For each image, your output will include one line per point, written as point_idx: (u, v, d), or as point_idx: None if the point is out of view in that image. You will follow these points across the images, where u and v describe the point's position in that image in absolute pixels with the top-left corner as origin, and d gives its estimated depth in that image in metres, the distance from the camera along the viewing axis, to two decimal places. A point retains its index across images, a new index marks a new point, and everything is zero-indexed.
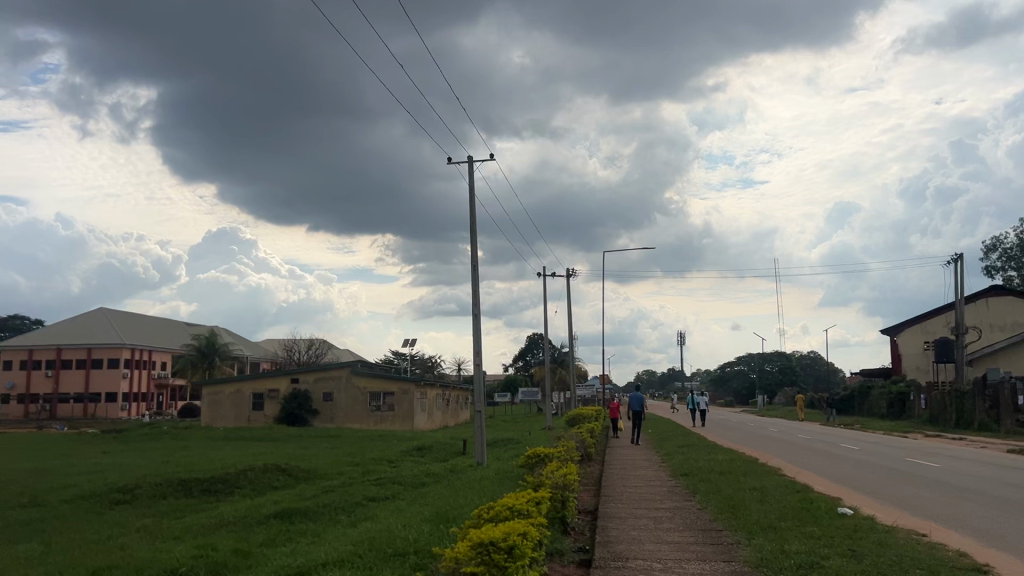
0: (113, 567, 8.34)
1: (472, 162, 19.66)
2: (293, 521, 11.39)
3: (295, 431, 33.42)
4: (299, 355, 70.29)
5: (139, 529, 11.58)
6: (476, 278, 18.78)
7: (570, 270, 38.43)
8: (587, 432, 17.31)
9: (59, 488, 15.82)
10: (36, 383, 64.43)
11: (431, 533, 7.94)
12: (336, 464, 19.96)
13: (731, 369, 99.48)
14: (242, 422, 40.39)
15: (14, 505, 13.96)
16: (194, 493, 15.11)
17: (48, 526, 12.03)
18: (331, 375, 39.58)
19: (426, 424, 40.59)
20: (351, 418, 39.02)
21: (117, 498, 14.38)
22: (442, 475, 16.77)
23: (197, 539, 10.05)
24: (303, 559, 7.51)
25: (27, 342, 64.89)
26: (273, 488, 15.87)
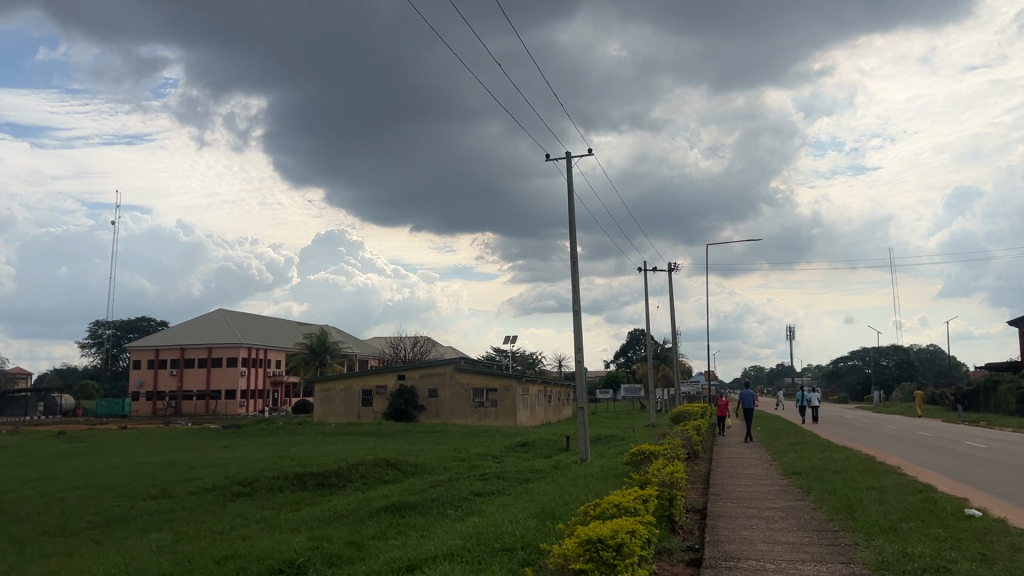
0: (237, 556, 8.74)
1: (570, 159, 19.59)
2: (403, 515, 11.64)
3: (401, 427, 34.17)
4: (405, 352, 71.94)
5: (258, 520, 12.10)
6: (577, 274, 18.74)
7: (672, 264, 37.84)
8: (694, 429, 16.99)
9: (185, 481, 16.74)
10: (163, 380, 68.32)
11: (538, 530, 7.96)
12: (442, 459, 20.34)
13: (845, 364, 95.78)
14: (352, 417, 41.60)
15: (146, 496, 14.84)
16: (309, 486, 15.67)
17: (176, 516, 12.72)
18: (436, 371, 40.35)
19: (529, 420, 40.80)
20: (455, 414, 39.61)
21: (239, 490, 15.07)
22: (546, 471, 16.77)
23: (312, 531, 10.40)
24: (414, 552, 7.66)
25: (154, 342, 68.91)
26: (383, 482, 16.28)
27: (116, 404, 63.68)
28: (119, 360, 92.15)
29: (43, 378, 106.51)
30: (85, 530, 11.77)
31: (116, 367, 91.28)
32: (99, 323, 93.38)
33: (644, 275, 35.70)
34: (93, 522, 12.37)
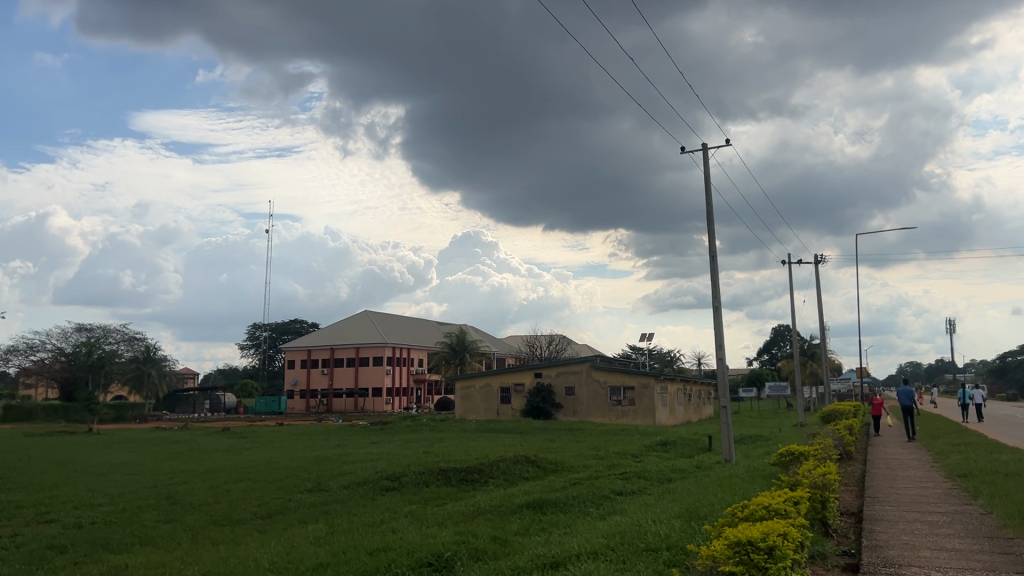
0: (387, 548, 9.06)
1: (705, 150, 19.18)
2: (545, 513, 11.71)
3: (539, 424, 34.42)
4: (541, 351, 72.42)
5: (405, 514, 12.52)
6: (716, 269, 18.26)
7: (817, 255, 36.23)
8: (845, 428, 16.21)
9: (337, 475, 17.59)
10: (315, 379, 71.95)
11: (683, 531, 7.82)
12: (582, 457, 20.31)
13: (1014, 359, 88.64)
14: (491, 415, 42.31)
15: (303, 489, 15.68)
16: (453, 482, 16.04)
17: (330, 509, 13.34)
18: (572, 369, 40.45)
19: (668, 419, 40.09)
20: (592, 412, 39.52)
21: (387, 485, 15.66)
22: (688, 471, 16.45)
23: (458, 526, 10.64)
24: (558, 550, 7.69)
25: (306, 343, 72.66)
26: (524, 479, 16.46)
27: (274, 403, 67.55)
28: (275, 360, 97.72)
29: (209, 377, 114.39)
30: (248, 521, 12.55)
31: (273, 367, 96.80)
32: (256, 325, 99.31)
33: (787, 267, 34.38)
34: (255, 513, 13.16)
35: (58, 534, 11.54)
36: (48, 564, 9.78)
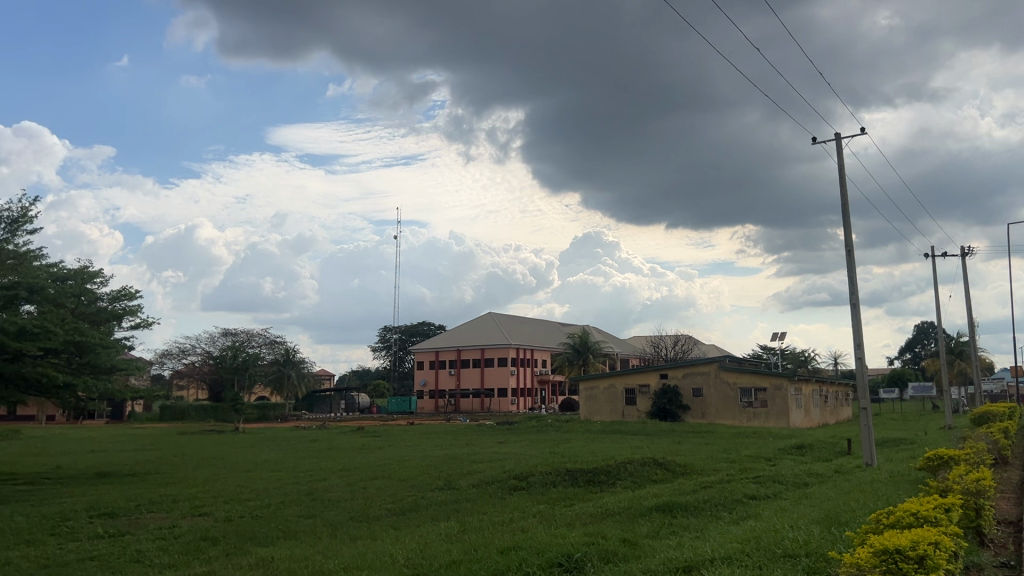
0: (518, 547, 9.17)
1: (838, 140, 18.38)
2: (675, 515, 11.54)
3: (666, 426, 33.92)
4: (667, 352, 71.25)
5: (534, 514, 12.61)
6: (852, 264, 17.47)
7: (964, 247, 34.03)
8: (1000, 432, 15.12)
9: (467, 474, 17.96)
10: (442, 380, 73.59)
11: (823, 536, 7.51)
12: (713, 460, 19.84)
13: None
14: (616, 416, 42.01)
15: (435, 487, 16.10)
16: (580, 482, 16.02)
17: (461, 507, 13.61)
18: (700, 370, 39.62)
19: (803, 421, 38.59)
20: (722, 413, 38.56)
21: (515, 484, 15.82)
22: (826, 476, 15.79)
23: (587, 527, 10.66)
24: (690, 554, 7.56)
25: (433, 344, 74.44)
26: (652, 482, 16.24)
27: (405, 403, 69.62)
28: (405, 362, 100.69)
29: (343, 378, 119.17)
30: (383, 517, 12.96)
31: (403, 368, 99.81)
32: (386, 328, 102.65)
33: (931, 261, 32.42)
34: (390, 511, 13.58)
35: (211, 526, 12.29)
36: (203, 554, 10.44)
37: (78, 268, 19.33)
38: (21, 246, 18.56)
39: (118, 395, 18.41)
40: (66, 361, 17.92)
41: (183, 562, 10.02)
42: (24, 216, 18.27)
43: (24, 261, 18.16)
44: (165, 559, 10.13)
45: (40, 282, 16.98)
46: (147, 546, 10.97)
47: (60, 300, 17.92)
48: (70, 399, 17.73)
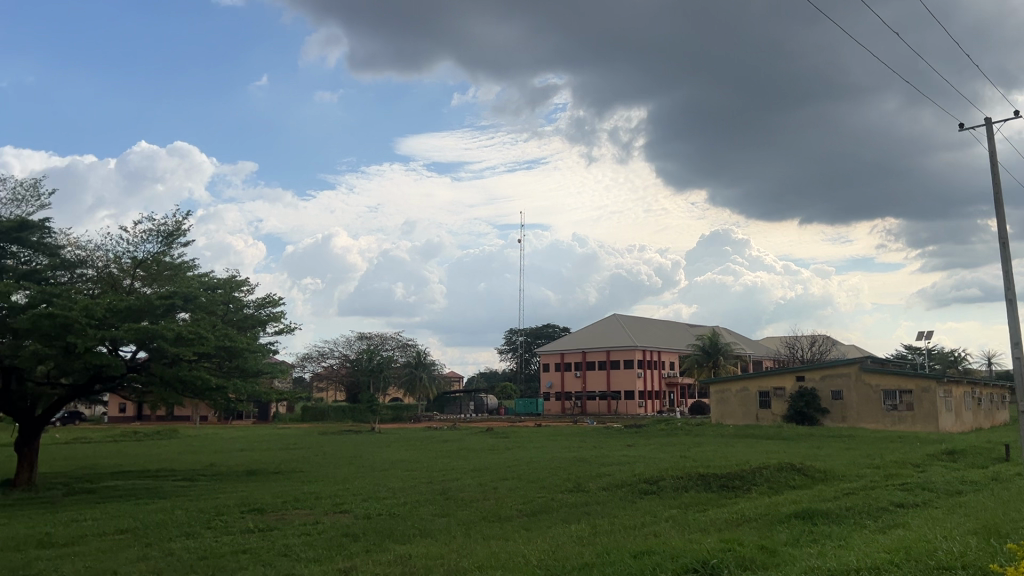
0: (651, 552, 9.05)
1: (988, 125, 17.20)
2: (815, 523, 11.08)
3: (804, 430, 32.65)
4: (802, 353, 68.58)
5: (667, 519, 12.41)
6: (1007, 258, 16.29)
7: None
8: None
9: (597, 476, 17.89)
10: (569, 382, 73.66)
11: (981, 549, 7.03)
12: (855, 466, 18.93)
13: None
14: (750, 420, 40.78)
15: (565, 490, 16.11)
16: (713, 487, 15.63)
17: (591, 510, 13.58)
18: (839, 372, 37.92)
19: (955, 425, 36.26)
20: (864, 417, 36.75)
21: (646, 488, 15.64)
22: (983, 484, 14.75)
23: (721, 533, 10.41)
24: (833, 563, 7.24)
25: (559, 347, 74.62)
26: (790, 488, 15.67)
27: (532, 404, 70.13)
28: (531, 364, 101.46)
29: (472, 381, 121.33)
30: (515, 517, 13.11)
31: (529, 370, 100.58)
32: (513, 331, 103.82)
33: None
34: (521, 511, 13.72)
35: (352, 523, 12.80)
36: (346, 550, 10.89)
37: (225, 277, 20.58)
38: (176, 258, 19.94)
39: (264, 397, 19.47)
40: (217, 364, 19.15)
41: (326, 556, 10.49)
42: (178, 230, 19.60)
43: (179, 273, 19.50)
44: (310, 554, 10.63)
45: (193, 291, 18.16)
46: (293, 541, 11.53)
47: (210, 307, 19.10)
48: (221, 400, 18.88)
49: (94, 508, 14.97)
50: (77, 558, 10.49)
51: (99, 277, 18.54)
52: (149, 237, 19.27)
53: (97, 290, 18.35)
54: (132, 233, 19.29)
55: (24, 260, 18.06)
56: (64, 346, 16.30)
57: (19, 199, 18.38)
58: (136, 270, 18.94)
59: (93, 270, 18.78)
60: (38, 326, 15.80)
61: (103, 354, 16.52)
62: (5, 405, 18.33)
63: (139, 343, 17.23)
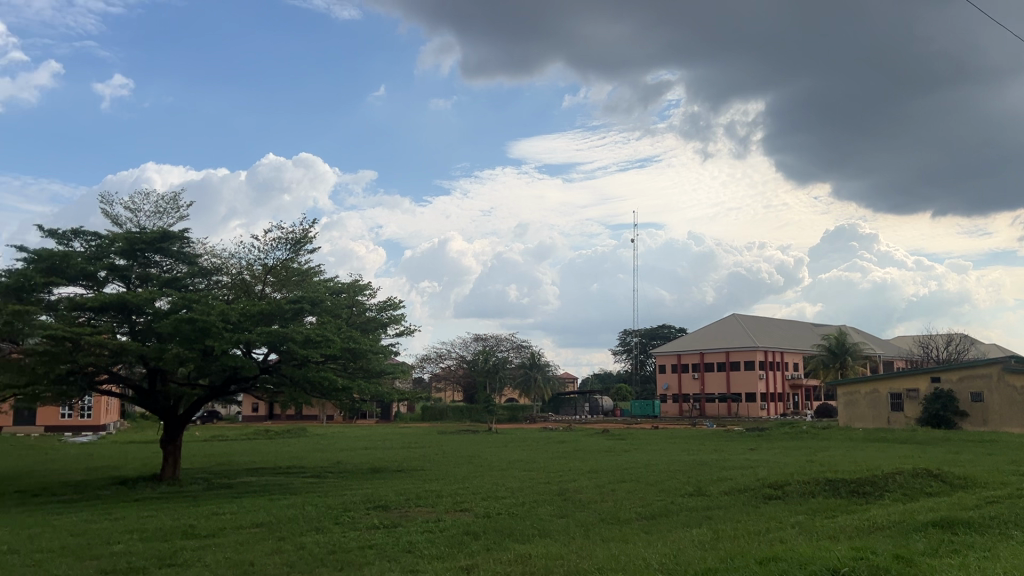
0: (778, 559, 8.77)
1: None
2: (956, 533, 10.46)
3: (941, 435, 30.88)
4: (937, 353, 64.84)
5: (793, 525, 12.02)
6: None
7: None
8: None
9: (718, 480, 17.47)
10: (686, 384, 72.39)
11: None
12: (999, 472, 17.73)
13: None
14: (881, 423, 38.92)
15: (684, 493, 15.84)
16: (842, 493, 15.00)
17: (713, 514, 13.32)
18: (979, 373, 35.67)
19: None
20: (1008, 421, 34.41)
21: (770, 493, 15.19)
22: None
23: (853, 541, 9.96)
24: None
25: (675, 348, 73.46)
26: (927, 495, 14.84)
27: (648, 405, 69.40)
28: (646, 366, 100.38)
29: (586, 381, 121.13)
30: (635, 520, 12.99)
31: (645, 371, 99.56)
32: (627, 331, 103.02)
33: None
34: (640, 514, 13.58)
35: (472, 521, 13.03)
36: (468, 548, 11.10)
37: (349, 281, 21.35)
38: (304, 264, 20.83)
39: (386, 397, 20.05)
40: (342, 366, 19.89)
41: (448, 554, 10.71)
42: (305, 237, 20.46)
43: (306, 278, 20.35)
44: (433, 551, 10.88)
45: (320, 296, 18.91)
46: (416, 537, 11.84)
47: (336, 311, 19.85)
48: (346, 400, 19.61)
49: (233, 502, 15.82)
50: (218, 549, 11.12)
51: (233, 284, 19.62)
52: (278, 245, 20.20)
53: (232, 296, 19.41)
54: (263, 242, 20.28)
55: (166, 268, 19.31)
56: (203, 349, 17.29)
57: (162, 211, 19.67)
58: (267, 276, 19.95)
59: (228, 277, 19.85)
60: (179, 331, 16.82)
61: (238, 356, 17.44)
62: (151, 404, 19.59)
63: (271, 345, 18.09)
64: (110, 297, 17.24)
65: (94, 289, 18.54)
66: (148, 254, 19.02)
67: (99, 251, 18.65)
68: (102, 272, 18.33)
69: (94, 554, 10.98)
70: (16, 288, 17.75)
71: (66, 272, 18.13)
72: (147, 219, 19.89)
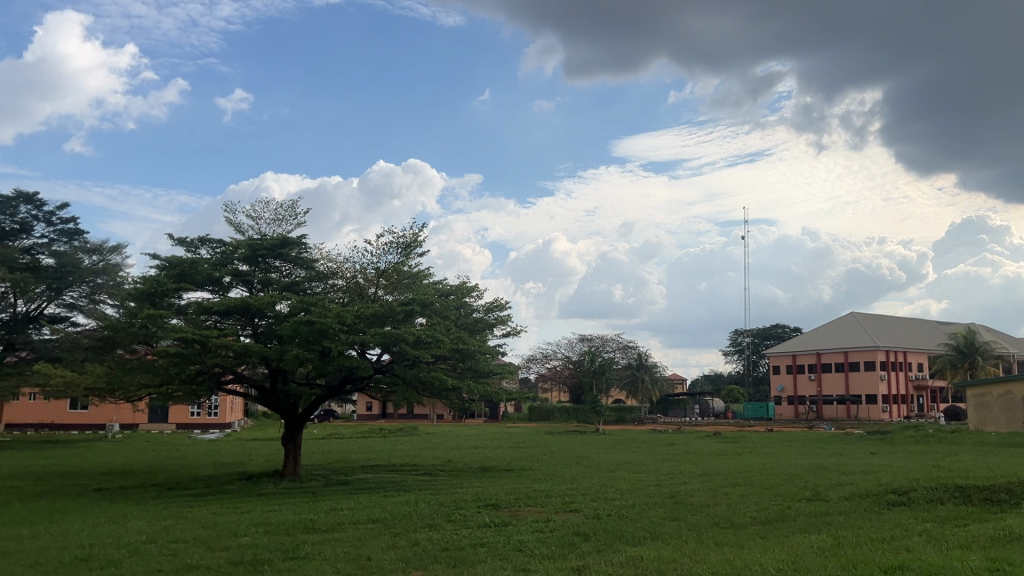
0: (905, 568, 8.37)
1: None
2: None
3: None
4: None
5: (920, 533, 11.44)
6: None
7: None
8: None
9: (838, 485, 16.81)
10: (802, 386, 70.17)
11: None
12: None
13: None
14: (1016, 428, 36.51)
15: (801, 498, 15.33)
16: (975, 500, 14.17)
17: (833, 520, 12.83)
18: None
19: None
20: None
21: (894, 500, 14.51)
22: None
23: (986, 552, 9.38)
24: None
25: (790, 348, 71.25)
26: None
27: (761, 408, 67.59)
28: (759, 367, 97.73)
29: (696, 383, 118.95)
30: (750, 525, 12.67)
31: (758, 372, 96.90)
32: (738, 332, 100.60)
33: None
34: (756, 519, 13.23)
35: (582, 522, 13.00)
36: (578, 549, 11.08)
37: (458, 283, 21.72)
38: (414, 267, 21.29)
39: (494, 397, 20.27)
40: (452, 366, 20.29)
41: (559, 554, 10.73)
42: (415, 240, 20.93)
43: (416, 280, 20.80)
44: (544, 551, 10.91)
45: (430, 297, 19.28)
46: (527, 537, 11.93)
47: (444, 312, 20.22)
48: (456, 400, 19.99)
49: (350, 498, 16.37)
50: (337, 543, 11.54)
51: (348, 287, 20.28)
52: (390, 249, 20.75)
53: (346, 299, 20.05)
54: (375, 246, 20.87)
55: (285, 273, 20.16)
56: (320, 350, 17.95)
57: (281, 218, 20.53)
58: (380, 279, 20.49)
59: (343, 280, 20.51)
60: (299, 332, 17.50)
61: (353, 357, 18.01)
62: (273, 403, 20.47)
63: (383, 346, 18.58)
64: (234, 301, 18.12)
65: (220, 294, 19.54)
66: (269, 259, 19.92)
67: (224, 257, 19.67)
68: (227, 277, 19.31)
69: (223, 545, 11.58)
70: (150, 294, 18.93)
71: (195, 278, 19.20)
72: (268, 226, 20.82)
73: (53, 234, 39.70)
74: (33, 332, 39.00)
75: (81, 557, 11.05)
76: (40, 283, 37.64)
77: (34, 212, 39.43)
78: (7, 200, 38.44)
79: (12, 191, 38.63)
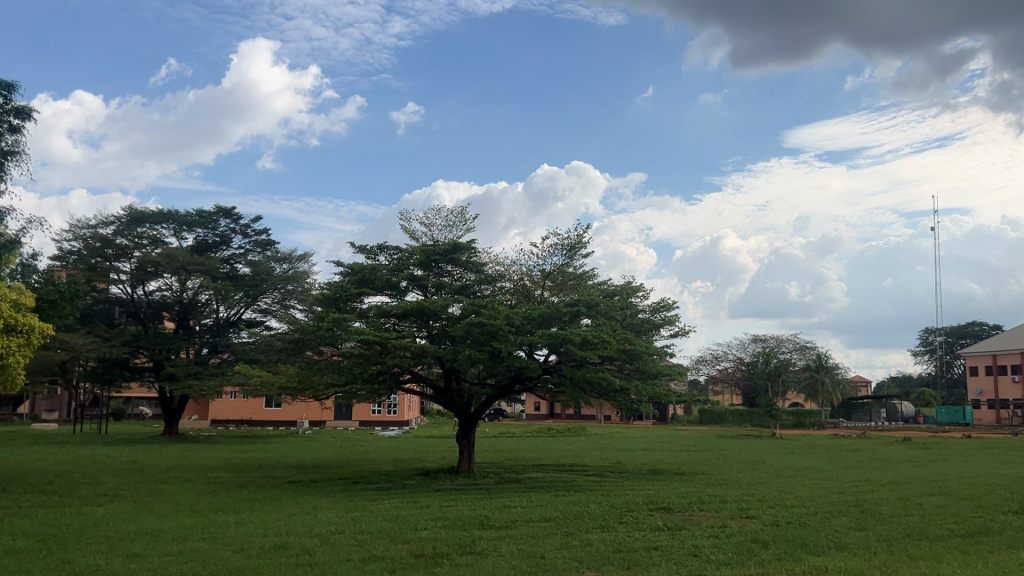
0: None
1: None
2: None
3: None
4: None
5: None
6: None
7: None
8: None
9: None
10: (1005, 388, 64.26)
11: None
12: None
13: None
14: None
15: (1007, 510, 14.02)
16: None
17: None
18: None
19: None
20: None
21: None
22: None
23: None
24: None
25: (990, 347, 65.62)
26: None
27: (957, 412, 62.65)
28: (954, 368, 90.53)
29: (882, 385, 111.76)
30: (948, 538, 11.76)
31: (952, 374, 89.80)
32: (929, 331, 93.70)
33: None
34: (954, 531, 12.28)
35: (761, 529, 12.60)
36: (757, 556, 10.74)
37: (623, 283, 21.59)
38: (579, 268, 21.38)
39: (663, 399, 19.98)
40: (620, 368, 20.22)
41: (737, 561, 10.42)
42: (579, 242, 21.00)
43: (582, 281, 20.85)
44: (720, 557, 10.67)
45: (595, 298, 19.27)
46: (702, 542, 11.67)
47: (610, 312, 20.18)
48: (624, 401, 19.91)
49: (523, 496, 16.69)
50: (512, 540, 11.78)
51: (515, 289, 20.71)
52: (555, 250, 20.96)
53: (515, 301, 20.48)
54: (541, 247, 21.12)
55: (457, 277, 20.84)
56: (491, 351, 18.43)
57: (451, 224, 21.25)
58: (546, 281, 20.75)
59: (511, 282, 20.93)
60: (470, 333, 18.04)
61: (522, 357, 18.36)
62: (448, 402, 21.20)
63: (552, 347, 18.79)
64: (410, 304, 18.93)
65: (397, 298, 20.52)
66: (441, 264, 20.70)
67: (400, 263, 20.63)
68: (404, 282, 20.22)
69: (404, 538, 12.12)
70: (335, 298, 20.15)
71: (374, 283, 20.22)
72: (439, 231, 21.61)
73: (248, 244, 43.10)
74: (233, 336, 42.57)
75: (280, 545, 11.91)
76: (239, 290, 40.98)
77: (232, 225, 42.99)
78: (210, 215, 42.13)
79: (213, 206, 42.29)
